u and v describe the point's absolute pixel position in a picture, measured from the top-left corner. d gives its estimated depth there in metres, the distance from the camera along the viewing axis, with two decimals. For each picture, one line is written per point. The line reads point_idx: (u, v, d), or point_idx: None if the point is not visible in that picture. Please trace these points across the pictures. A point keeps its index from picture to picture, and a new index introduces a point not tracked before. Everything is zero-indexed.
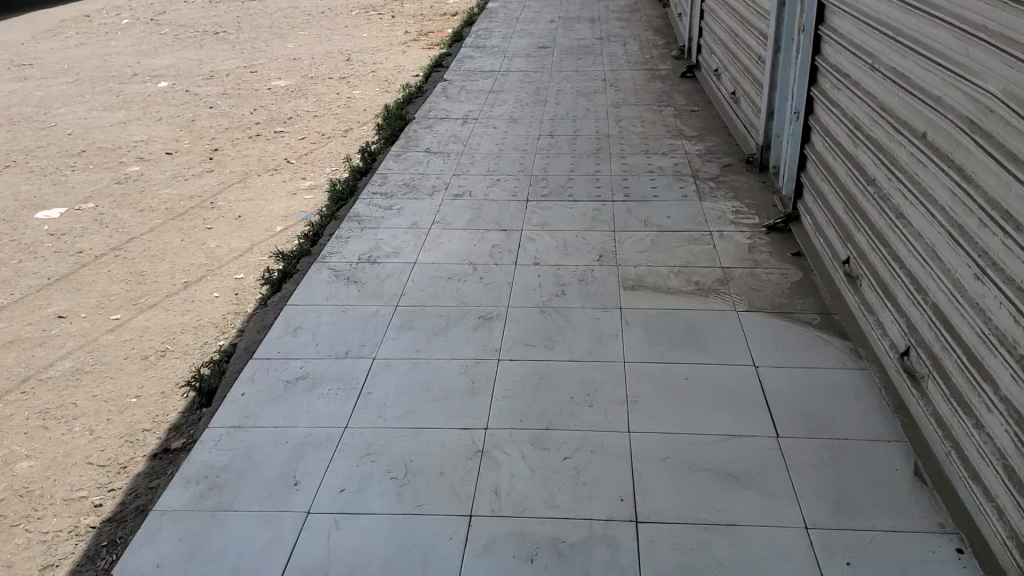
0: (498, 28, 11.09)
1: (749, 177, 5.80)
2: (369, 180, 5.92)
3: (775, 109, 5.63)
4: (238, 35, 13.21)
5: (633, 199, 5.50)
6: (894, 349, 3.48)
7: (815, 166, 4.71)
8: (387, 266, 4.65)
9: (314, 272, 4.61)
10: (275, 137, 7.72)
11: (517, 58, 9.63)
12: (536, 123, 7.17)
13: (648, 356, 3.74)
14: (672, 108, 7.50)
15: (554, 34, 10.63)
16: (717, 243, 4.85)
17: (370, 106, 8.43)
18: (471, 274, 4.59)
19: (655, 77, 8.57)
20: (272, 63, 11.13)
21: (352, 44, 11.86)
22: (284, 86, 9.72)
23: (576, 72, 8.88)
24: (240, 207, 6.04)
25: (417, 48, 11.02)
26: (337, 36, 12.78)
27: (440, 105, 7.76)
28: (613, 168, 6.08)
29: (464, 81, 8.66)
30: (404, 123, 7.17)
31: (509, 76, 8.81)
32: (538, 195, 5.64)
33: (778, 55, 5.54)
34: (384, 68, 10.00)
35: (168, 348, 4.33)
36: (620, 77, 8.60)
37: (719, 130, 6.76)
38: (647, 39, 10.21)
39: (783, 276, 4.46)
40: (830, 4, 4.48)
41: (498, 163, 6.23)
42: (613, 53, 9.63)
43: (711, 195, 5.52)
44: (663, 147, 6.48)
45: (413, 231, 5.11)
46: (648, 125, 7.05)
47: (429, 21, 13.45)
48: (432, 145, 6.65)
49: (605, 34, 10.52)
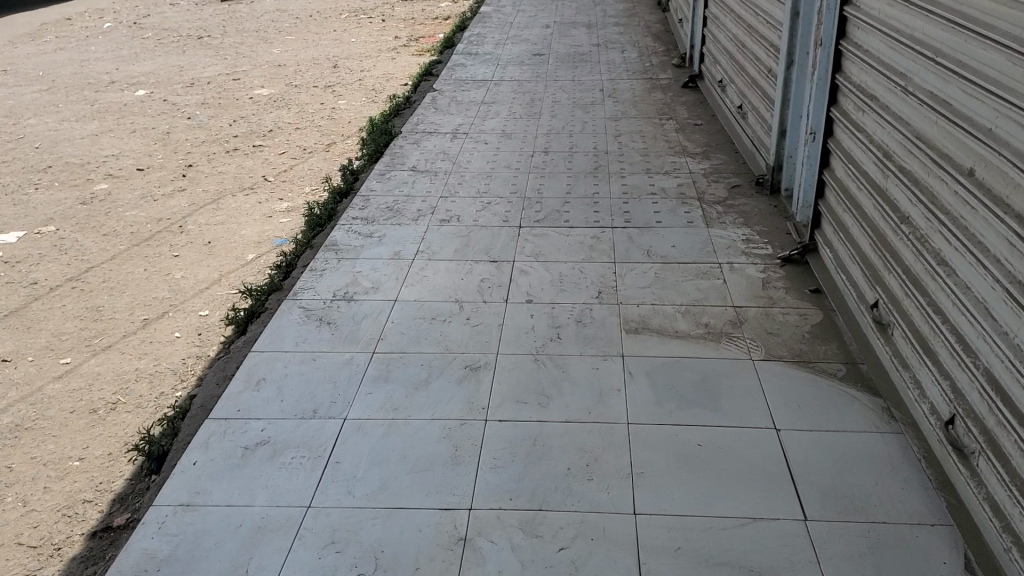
0: (492, 33, 10.67)
1: (760, 200, 5.38)
2: (349, 203, 5.49)
3: (788, 128, 5.21)
4: (223, 40, 12.78)
5: (634, 225, 5.08)
6: (934, 415, 3.06)
7: (835, 195, 4.29)
8: (364, 304, 4.21)
9: (284, 312, 4.17)
10: (253, 152, 7.29)
11: (511, 66, 9.20)
12: (530, 138, 6.75)
13: (655, 417, 3.32)
14: (674, 121, 7.08)
15: (549, 40, 10.22)
16: (728, 278, 4.43)
17: (355, 118, 8.00)
18: (457, 313, 4.16)
19: (656, 87, 8.15)
20: (256, 69, 10.70)
21: (339, 50, 11.42)
22: (266, 95, 9.29)
23: (572, 81, 8.46)
24: (211, 232, 5.60)
25: (406, 55, 10.60)
26: (324, 41, 12.34)
27: (429, 118, 7.33)
28: (612, 189, 5.65)
29: (455, 91, 8.23)
30: (390, 139, 6.74)
31: (502, 86, 8.38)
32: (532, 220, 5.21)
33: (791, 70, 5.13)
34: (372, 77, 9.57)
35: (119, 398, 3.90)
36: (619, 87, 8.17)
37: (725, 146, 6.35)
38: (647, 46, 9.78)
39: (803, 317, 4.04)
40: (853, 17, 4.06)
41: (489, 183, 5.81)
42: (611, 62, 9.20)
43: (720, 222, 5.10)
44: (666, 165, 6.06)
45: (395, 261, 4.68)
46: (649, 140, 6.63)
47: (421, 26, 13.01)
48: (418, 163, 6.22)
49: (602, 41, 10.09)
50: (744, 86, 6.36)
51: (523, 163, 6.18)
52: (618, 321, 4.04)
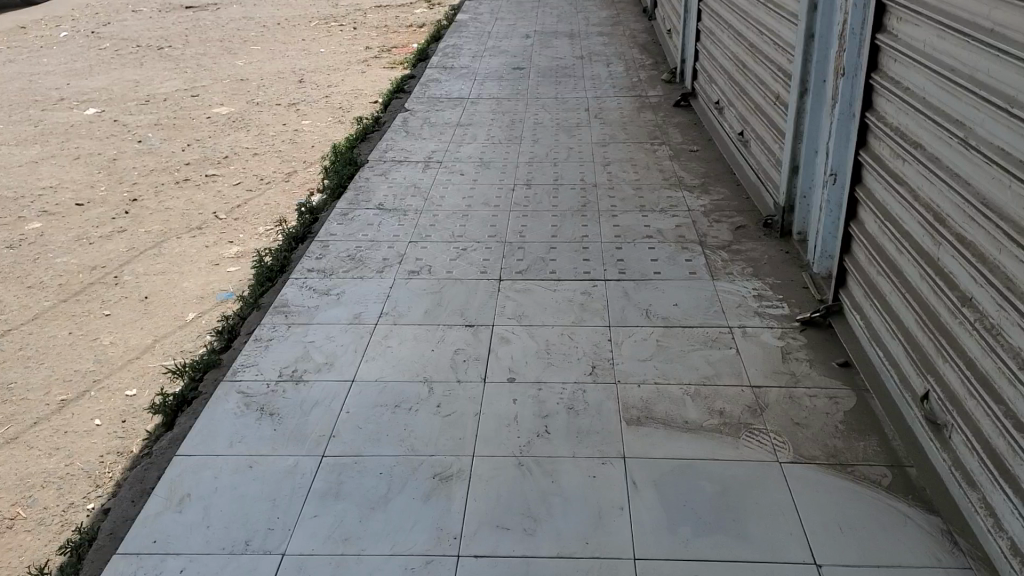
0: (469, 44, 10.04)
1: (769, 245, 4.78)
2: (306, 250, 4.85)
3: (801, 165, 4.62)
4: (184, 51, 12.08)
5: (629, 278, 4.47)
6: (1017, 557, 2.46)
7: (865, 253, 3.69)
8: (316, 387, 3.58)
9: (220, 399, 3.54)
10: (206, 183, 6.63)
11: (488, 81, 8.57)
12: (511, 168, 6.13)
13: (666, 549, 2.70)
14: (667, 146, 6.48)
15: (529, 52, 9.60)
16: (740, 346, 3.82)
17: (319, 142, 7.35)
18: (425, 394, 3.53)
19: (646, 106, 7.54)
20: (217, 84, 10.02)
21: (307, 62, 10.76)
22: (225, 114, 8.62)
23: (555, 99, 7.84)
24: (150, 284, 4.95)
25: (378, 67, 9.95)
26: (292, 52, 11.67)
27: (399, 143, 6.69)
28: (603, 232, 5.04)
29: (427, 111, 7.59)
30: (355, 169, 6.09)
31: (479, 105, 7.75)
32: (514, 270, 4.59)
33: (805, 100, 4.54)
34: (340, 93, 8.91)
35: (19, 512, 3.24)
36: (605, 107, 7.56)
37: (725, 177, 5.75)
38: (634, 58, 9.18)
39: (832, 400, 3.44)
40: (887, 48, 3.46)
41: (464, 225, 5.18)
42: (596, 77, 8.59)
43: (726, 271, 4.49)
44: (661, 201, 5.46)
45: (354, 326, 4.05)
46: (641, 169, 6.02)
47: (395, 34, 12.36)
48: (386, 198, 5.59)
49: (586, 53, 9.49)
50: (744, 111, 5.77)
51: (503, 199, 5.55)
52: (616, 404, 3.42)
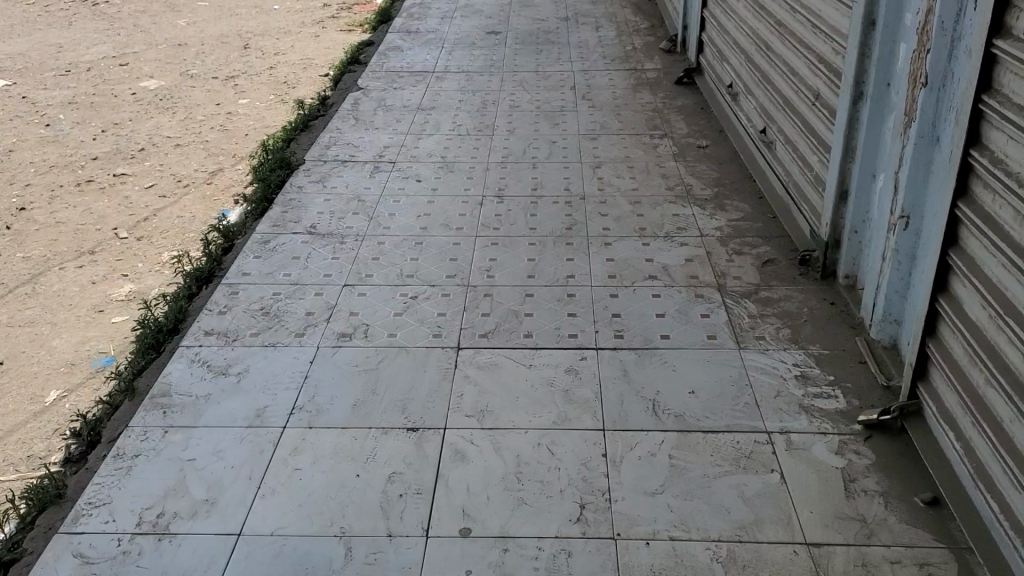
0: (438, 2, 8.82)
1: (807, 292, 3.72)
2: (208, 301, 3.75)
3: (853, 191, 3.53)
4: (120, 8, 10.75)
5: (629, 346, 3.40)
6: None
7: (961, 346, 2.63)
8: (186, 549, 2.51)
9: (46, 571, 2.47)
10: (112, 186, 5.47)
11: (459, 50, 7.38)
12: (480, 173, 5.01)
13: None
14: (669, 140, 5.37)
15: (507, 12, 8.40)
16: (785, 467, 2.77)
17: (254, 130, 6.19)
18: (341, 556, 2.47)
19: (643, 84, 6.39)
20: (150, 49, 8.76)
21: (256, 23, 9.51)
22: (153, 90, 7.40)
23: (535, 75, 6.68)
24: (10, 341, 3.83)
25: (334, 30, 8.72)
26: (241, 10, 10.40)
27: (346, 135, 5.54)
28: (593, 270, 3.96)
29: (384, 90, 6.42)
30: (287, 173, 4.95)
31: (446, 82, 6.57)
32: (477, 331, 3.51)
33: (860, 107, 3.44)
34: (288, 63, 7.71)
35: None
36: (594, 85, 6.41)
37: (743, 188, 4.66)
38: (627, 20, 7.99)
39: (923, 571, 2.40)
40: (1009, 59, 2.35)
41: (417, 260, 4.08)
42: (582, 45, 7.41)
43: (756, 335, 3.42)
44: (666, 223, 4.37)
45: (253, 430, 2.98)
46: (638, 174, 4.91)
47: None
48: (322, 216, 4.46)
49: (572, 13, 8.29)
50: (767, 104, 4.65)
51: (468, 220, 4.45)
52: None
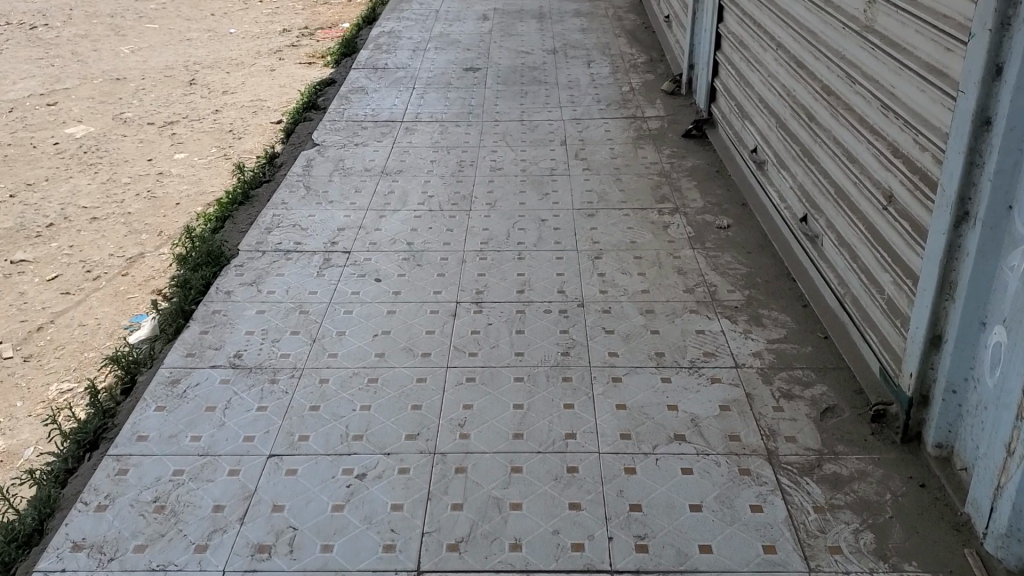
0: (409, 30, 7.92)
1: (888, 467, 2.79)
2: (86, 485, 2.80)
3: (952, 340, 2.61)
4: (59, 33, 9.75)
5: (658, 567, 2.43)
6: None
7: None
8: None
9: None
10: (7, 277, 4.50)
11: (431, 93, 6.48)
12: (454, 267, 4.06)
13: None
14: (683, 217, 4.46)
15: (487, 43, 7.50)
16: None
17: (188, 197, 5.23)
18: None
19: (645, 140, 5.49)
20: (84, 85, 7.78)
21: (207, 52, 8.55)
22: (78, 139, 6.43)
23: (519, 128, 5.77)
24: None
25: (293, 62, 7.79)
26: (193, 35, 9.47)
27: (293, 211, 4.60)
28: (602, 425, 2.97)
29: (343, 147, 5.50)
30: (214, 270, 4.00)
31: (416, 137, 5.66)
32: (447, 538, 2.55)
33: (965, 233, 2.52)
34: (237, 105, 6.77)
35: None
36: (588, 143, 5.51)
37: (782, 292, 3.74)
38: (622, 53, 7.11)
39: None
40: None
41: (368, 410, 3.06)
42: (573, 86, 6.52)
43: (829, 547, 2.50)
44: (691, 346, 3.41)
45: None
46: (648, 269, 3.98)
47: (325, 10, 10.21)
48: (250, 339, 3.49)
49: (560, 44, 7.41)
50: (809, 187, 3.76)
51: (437, 341, 3.47)
52: None
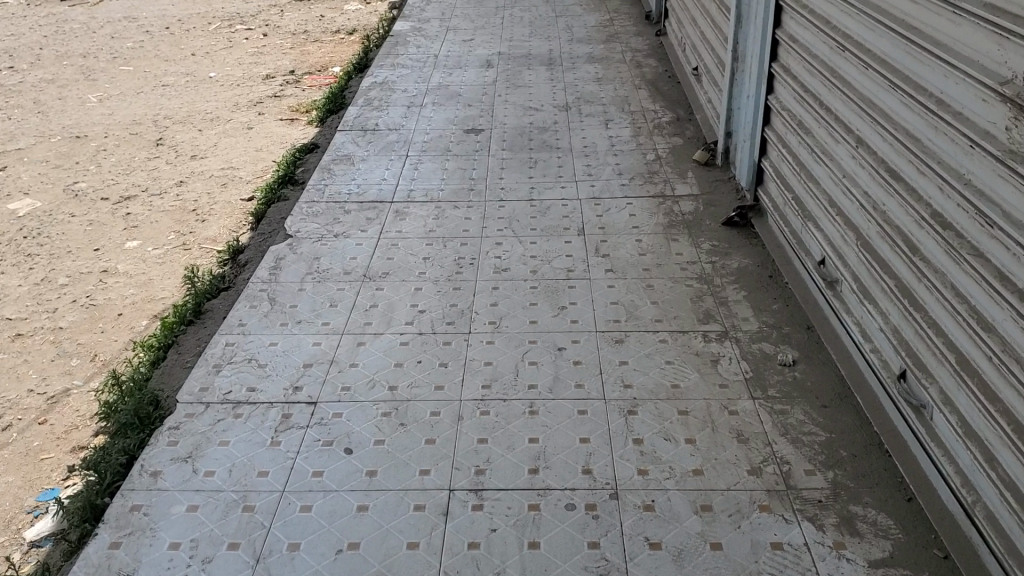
0: (404, 80, 7.11)
1: None
2: None
3: None
4: (23, 78, 8.93)
5: None
6: None
7: None
8: None
9: None
10: None
11: (427, 163, 5.63)
12: (446, 424, 3.15)
13: None
14: (735, 346, 3.59)
15: (490, 98, 6.68)
16: None
17: (133, 305, 4.37)
18: None
19: (679, 229, 4.62)
20: (40, 144, 6.96)
21: (181, 102, 7.73)
22: (19, 217, 5.57)
23: (528, 212, 4.91)
24: None
25: (274, 116, 6.98)
26: (169, 80, 8.66)
27: (252, 337, 3.74)
28: None
29: (320, 238, 4.64)
30: (141, 438, 3.15)
31: (406, 224, 4.80)
32: None
33: None
34: (205, 175, 5.93)
35: None
36: (610, 232, 4.64)
37: (876, 477, 2.86)
38: (643, 111, 6.27)
39: None
40: None
41: None
42: (589, 153, 5.67)
43: None
44: (766, 573, 2.52)
45: None
46: (698, 433, 3.08)
47: (316, 50, 9.41)
48: (172, 561, 2.61)
49: (573, 99, 6.59)
50: (910, 336, 2.89)
51: (422, 563, 2.57)
52: None
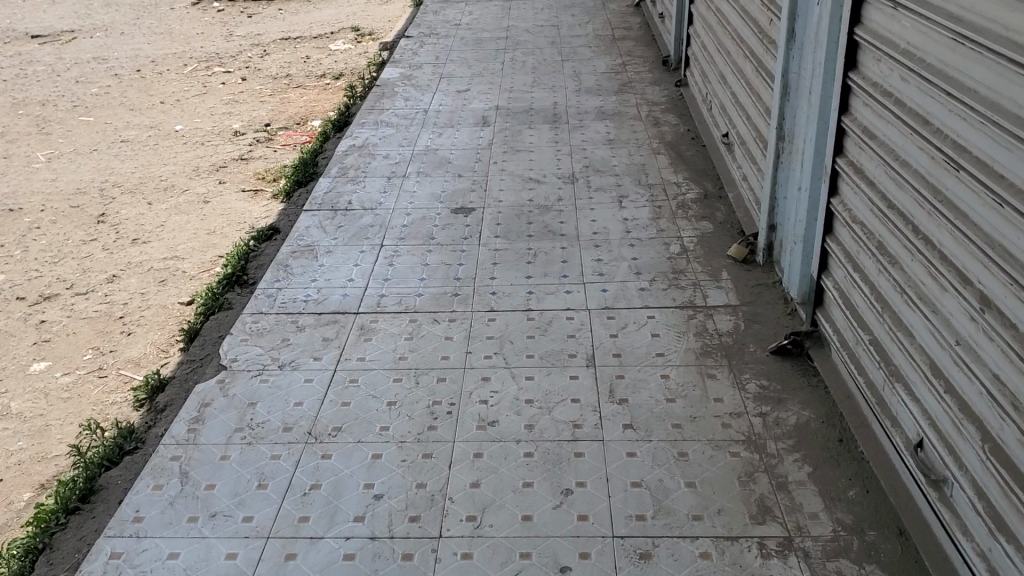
0: (386, 144, 6.19)
1: None
2: None
3: None
4: None
5: None
6: None
7: None
8: None
9: None
10: None
11: (404, 254, 4.68)
12: None
13: None
14: (802, 565, 2.61)
15: (484, 168, 5.75)
16: None
17: (17, 466, 3.42)
18: None
19: (715, 357, 3.65)
20: None
21: (135, 163, 6.81)
22: None
23: (525, 327, 3.94)
24: None
25: (236, 185, 6.05)
26: (130, 134, 7.74)
27: (148, 543, 2.79)
28: None
29: (260, 369, 3.68)
30: None
31: (372, 344, 3.84)
32: None
33: None
34: (143, 266, 4.99)
35: None
36: (627, 357, 3.67)
37: None
38: (664, 185, 5.33)
39: None
40: None
41: None
42: (600, 243, 4.72)
43: None
44: None
45: None
46: None
47: (296, 97, 8.51)
48: None
49: (580, 169, 5.64)
50: None
51: None
52: None
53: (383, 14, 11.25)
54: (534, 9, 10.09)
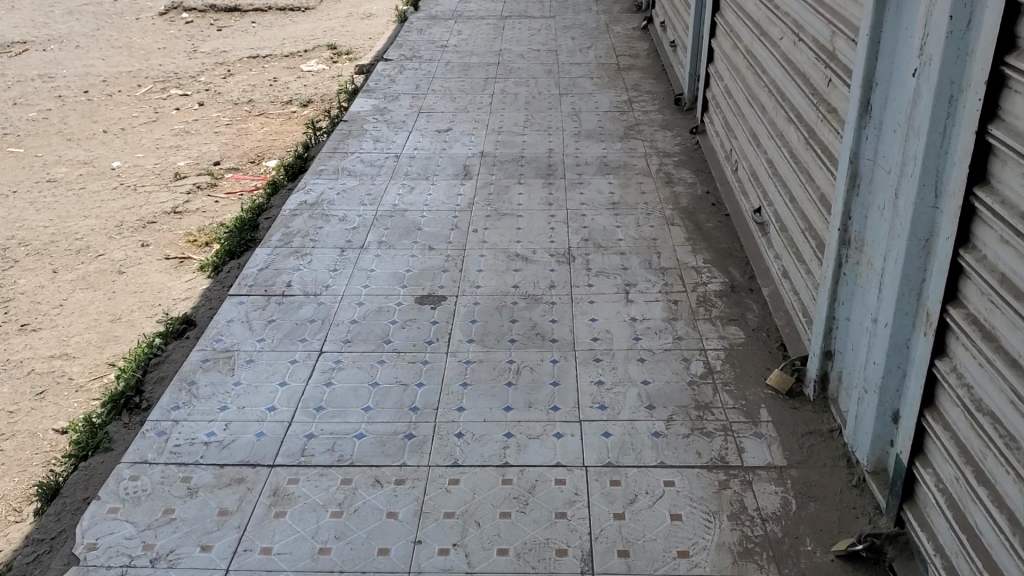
0: (344, 200, 5.16)
1: None
2: None
3: None
4: None
5: None
6: None
7: None
8: None
9: None
10: None
11: (348, 364, 3.64)
12: None
13: None
14: None
15: (460, 237, 4.72)
16: None
17: None
18: None
19: (758, 560, 2.63)
20: None
21: (52, 212, 5.77)
22: None
23: (497, 495, 2.91)
24: None
25: (161, 249, 5.02)
26: (58, 171, 6.70)
27: None
28: None
29: (124, 568, 2.66)
30: None
31: (284, 524, 2.81)
32: None
33: None
34: (22, 368, 3.95)
35: None
36: (635, 558, 2.64)
37: None
38: (679, 269, 4.30)
39: None
40: None
41: None
42: (600, 353, 3.68)
43: None
44: None
45: None
46: None
47: (257, 127, 7.48)
48: None
49: (576, 243, 4.62)
50: None
51: None
52: None
53: (364, 31, 10.23)
54: (530, 30, 9.07)
